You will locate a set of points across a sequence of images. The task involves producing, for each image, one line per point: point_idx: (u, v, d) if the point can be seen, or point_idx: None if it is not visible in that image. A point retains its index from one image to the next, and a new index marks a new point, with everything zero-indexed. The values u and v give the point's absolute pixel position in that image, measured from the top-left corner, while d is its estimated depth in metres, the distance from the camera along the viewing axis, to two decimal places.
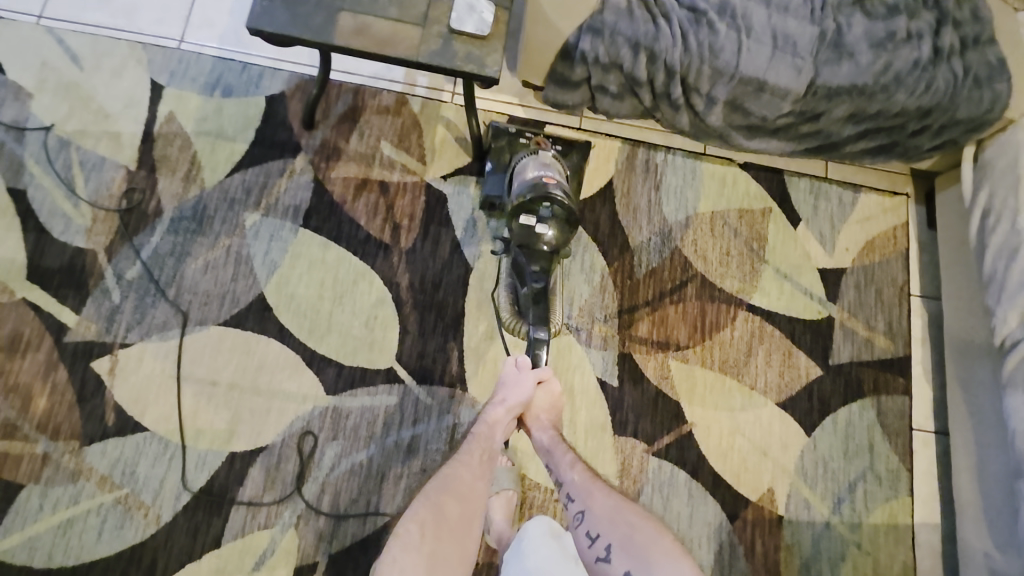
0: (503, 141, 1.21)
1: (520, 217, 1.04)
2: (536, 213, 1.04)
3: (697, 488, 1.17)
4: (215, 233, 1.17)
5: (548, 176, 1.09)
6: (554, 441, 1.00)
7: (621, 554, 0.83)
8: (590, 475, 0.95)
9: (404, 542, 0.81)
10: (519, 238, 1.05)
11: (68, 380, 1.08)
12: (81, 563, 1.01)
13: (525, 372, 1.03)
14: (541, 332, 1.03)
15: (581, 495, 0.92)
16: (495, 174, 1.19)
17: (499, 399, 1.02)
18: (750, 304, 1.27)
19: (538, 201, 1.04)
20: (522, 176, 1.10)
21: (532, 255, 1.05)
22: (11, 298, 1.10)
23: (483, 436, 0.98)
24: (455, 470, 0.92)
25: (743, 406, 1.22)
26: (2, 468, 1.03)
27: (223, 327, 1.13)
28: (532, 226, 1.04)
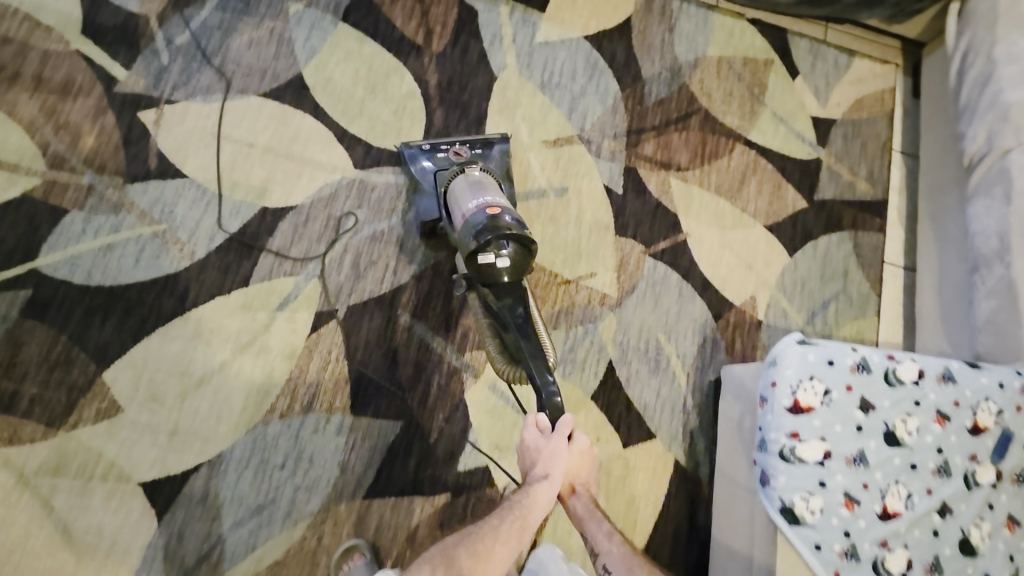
0: (421, 159, 1.14)
1: (477, 258, 0.90)
2: (494, 249, 0.90)
3: (688, 289, 1.27)
4: (260, 15, 1.25)
5: (492, 203, 0.95)
6: (589, 510, 1.04)
7: None
8: (630, 550, 0.99)
9: None
10: (480, 279, 0.93)
11: (115, 124, 1.15)
12: (119, 285, 1.09)
13: (556, 435, 0.98)
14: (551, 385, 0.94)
15: (618, 569, 0.98)
16: (427, 198, 1.10)
17: (539, 473, 0.99)
18: (747, 140, 1.38)
19: (492, 234, 0.90)
20: (463, 210, 0.97)
21: (501, 293, 0.95)
22: (65, 48, 1.17)
23: (523, 509, 0.96)
24: (483, 538, 0.93)
25: (734, 225, 1.32)
26: (50, 192, 1.10)
27: (263, 97, 1.21)
28: (492, 263, 0.90)
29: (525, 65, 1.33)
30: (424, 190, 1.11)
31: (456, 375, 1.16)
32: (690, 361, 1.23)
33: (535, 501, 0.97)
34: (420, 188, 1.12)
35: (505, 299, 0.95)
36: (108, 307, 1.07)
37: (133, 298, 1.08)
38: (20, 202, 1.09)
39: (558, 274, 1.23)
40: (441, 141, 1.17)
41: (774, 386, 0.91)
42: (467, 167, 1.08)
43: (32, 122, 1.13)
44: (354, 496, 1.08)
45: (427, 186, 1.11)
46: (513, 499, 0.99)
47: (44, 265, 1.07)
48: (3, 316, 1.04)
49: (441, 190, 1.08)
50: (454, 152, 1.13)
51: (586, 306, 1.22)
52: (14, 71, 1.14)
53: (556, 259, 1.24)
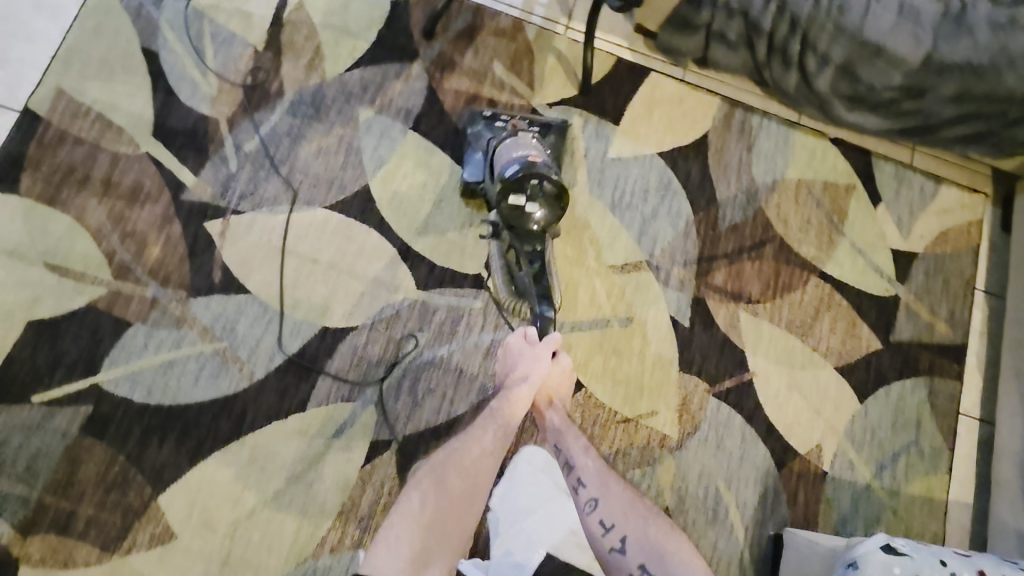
0: (479, 125, 1.21)
1: (509, 197, 0.99)
2: (525, 193, 0.99)
3: (752, 433, 1.22)
4: (331, 122, 1.22)
5: (533, 155, 1.04)
6: (565, 423, 1.12)
7: (635, 547, 1.01)
8: (603, 466, 1.09)
9: (405, 509, 0.99)
10: (507, 220, 1.01)
11: (181, 234, 1.14)
12: (177, 405, 1.08)
13: (542, 347, 1.12)
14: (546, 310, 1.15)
15: (594, 484, 1.07)
16: (477, 159, 1.18)
17: (518, 375, 1.10)
18: (821, 272, 1.32)
19: (528, 178, 0.99)
20: (506, 157, 1.05)
21: (524, 238, 1.04)
22: (136, 150, 1.16)
23: (502, 416, 1.08)
24: (463, 448, 1.05)
25: (803, 366, 1.27)
26: (114, 304, 1.09)
27: (329, 209, 1.19)
28: (522, 206, 0.99)
29: (596, 182, 1.28)
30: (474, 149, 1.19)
31: None
32: (750, 512, 1.19)
33: (514, 409, 1.08)
34: (475, 147, 1.20)
35: (527, 244, 1.06)
36: (165, 427, 1.06)
37: (190, 418, 1.07)
38: (85, 313, 1.08)
39: (618, 411, 1.19)
40: (501, 112, 1.24)
41: None
42: (521, 133, 1.12)
43: (100, 228, 1.12)
44: None
45: (479, 154, 1.18)
46: (493, 405, 1.10)
47: (105, 381, 1.07)
48: (63, 432, 1.04)
49: (490, 148, 1.13)
50: (511, 124, 1.18)
51: (645, 447, 1.19)
52: (86, 173, 1.14)
53: (617, 395, 1.20)
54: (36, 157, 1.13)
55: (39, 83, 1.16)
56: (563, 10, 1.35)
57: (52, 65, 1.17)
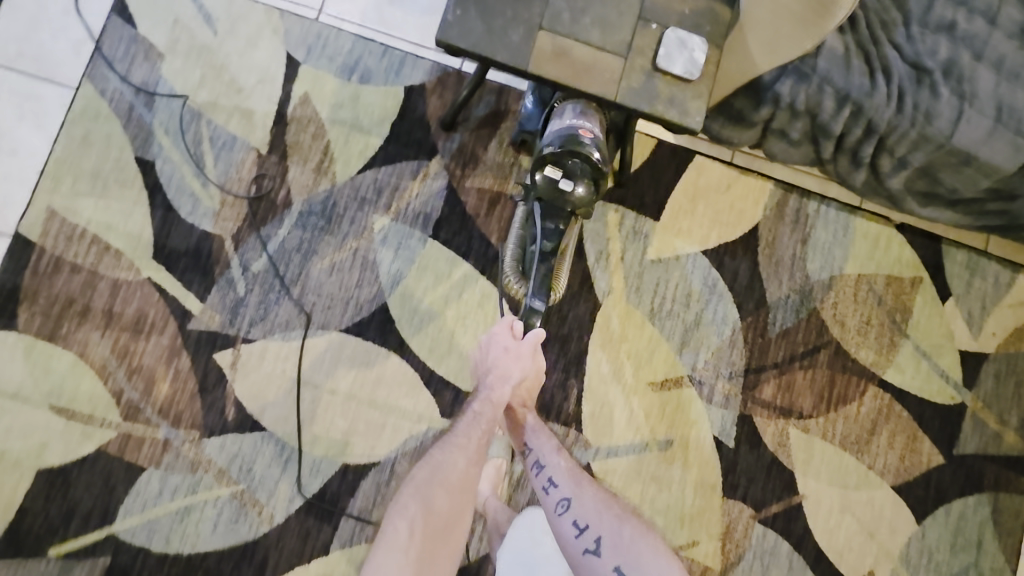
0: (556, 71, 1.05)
1: (544, 169, 0.92)
2: (564, 168, 0.91)
3: (799, 561, 1.15)
4: (343, 234, 1.12)
5: (585, 125, 0.93)
6: (539, 425, 1.02)
7: (611, 549, 0.86)
8: (574, 465, 0.97)
9: (390, 541, 0.81)
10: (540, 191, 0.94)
11: (190, 368, 1.07)
12: (196, 553, 1.03)
13: (524, 342, 0.99)
14: (535, 303, 0.94)
15: (566, 483, 0.93)
16: (530, 106, 1.07)
17: (499, 373, 0.97)
18: (881, 380, 1.20)
19: (569, 152, 0.91)
20: (557, 121, 0.96)
21: (550, 211, 0.95)
22: (137, 277, 1.07)
23: (481, 413, 0.95)
24: (446, 458, 0.89)
25: (857, 485, 1.18)
26: (125, 449, 1.04)
27: (344, 334, 1.10)
28: (556, 181, 0.92)
29: (634, 288, 1.17)
30: (533, 99, 1.06)
31: None
32: None
33: (496, 407, 0.96)
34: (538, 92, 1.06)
35: (550, 219, 0.95)
36: None
37: (211, 568, 1.03)
38: (96, 460, 1.03)
39: None
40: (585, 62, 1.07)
41: None
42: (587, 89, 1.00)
43: (104, 365, 1.05)
44: None
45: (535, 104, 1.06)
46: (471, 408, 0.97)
47: (122, 531, 1.03)
48: None
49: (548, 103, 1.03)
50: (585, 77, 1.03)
51: None
52: (85, 305, 1.06)
53: (656, 525, 1.13)
54: (32, 289, 1.05)
55: (28, 203, 1.07)
56: None
57: (40, 183, 1.08)
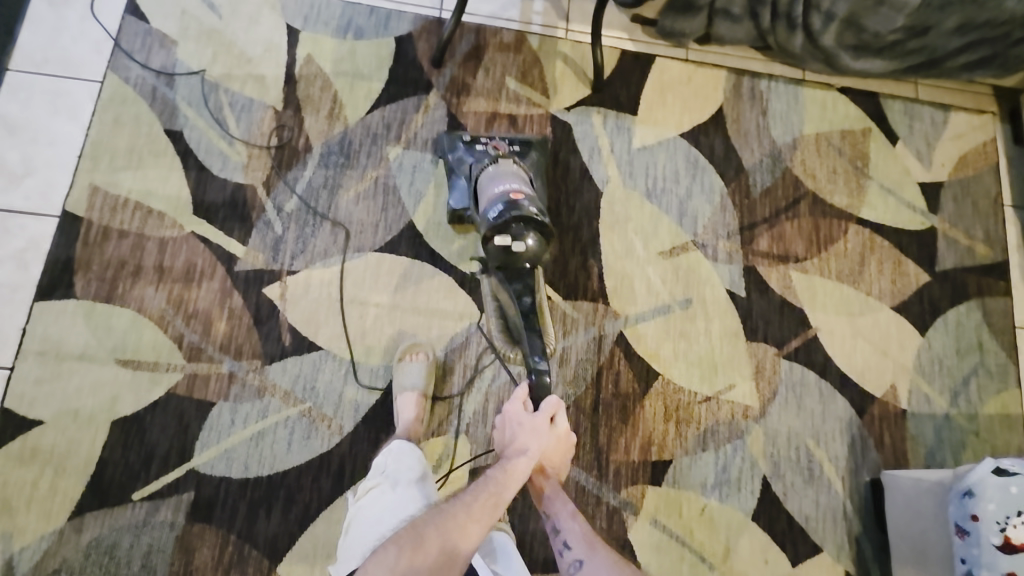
0: (459, 150, 1.19)
1: (495, 238, 1.01)
2: (512, 233, 1.01)
3: (827, 387, 1.25)
4: (362, 166, 1.23)
5: (515, 189, 1.04)
6: (558, 492, 1.06)
7: None
8: (590, 528, 1.01)
9: (379, 560, 0.82)
10: (497, 260, 1.04)
11: (243, 305, 1.15)
12: (276, 472, 1.08)
13: (541, 414, 1.06)
14: (540, 364, 1.07)
15: (580, 546, 0.99)
16: (460, 186, 1.17)
17: (518, 447, 1.02)
18: (859, 219, 1.35)
19: (515, 219, 1.01)
20: (488, 193, 1.06)
21: (512, 275, 1.06)
22: (181, 232, 1.16)
23: (496, 481, 0.95)
24: (457, 508, 0.89)
25: (861, 312, 1.30)
26: (193, 387, 1.10)
27: (380, 252, 1.20)
28: (508, 245, 1.01)
29: (627, 175, 1.31)
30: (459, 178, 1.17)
31: (617, 514, 1.14)
32: (843, 464, 1.22)
33: (511, 475, 0.97)
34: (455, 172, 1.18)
35: (515, 282, 1.07)
36: (271, 498, 1.07)
37: (292, 484, 1.08)
38: (167, 401, 1.09)
39: (697, 392, 1.21)
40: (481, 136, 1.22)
41: (977, 521, 0.90)
42: (502, 157, 1.13)
43: (163, 315, 1.12)
44: None
45: (463, 179, 1.16)
46: (488, 473, 0.97)
47: (201, 465, 1.07)
48: (170, 523, 1.04)
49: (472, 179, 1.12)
50: (493, 146, 1.17)
51: (730, 422, 1.21)
52: (137, 264, 1.14)
53: (693, 376, 1.22)
54: (85, 259, 1.13)
55: (71, 185, 1.16)
56: (560, 13, 1.38)
57: (79, 165, 1.17)
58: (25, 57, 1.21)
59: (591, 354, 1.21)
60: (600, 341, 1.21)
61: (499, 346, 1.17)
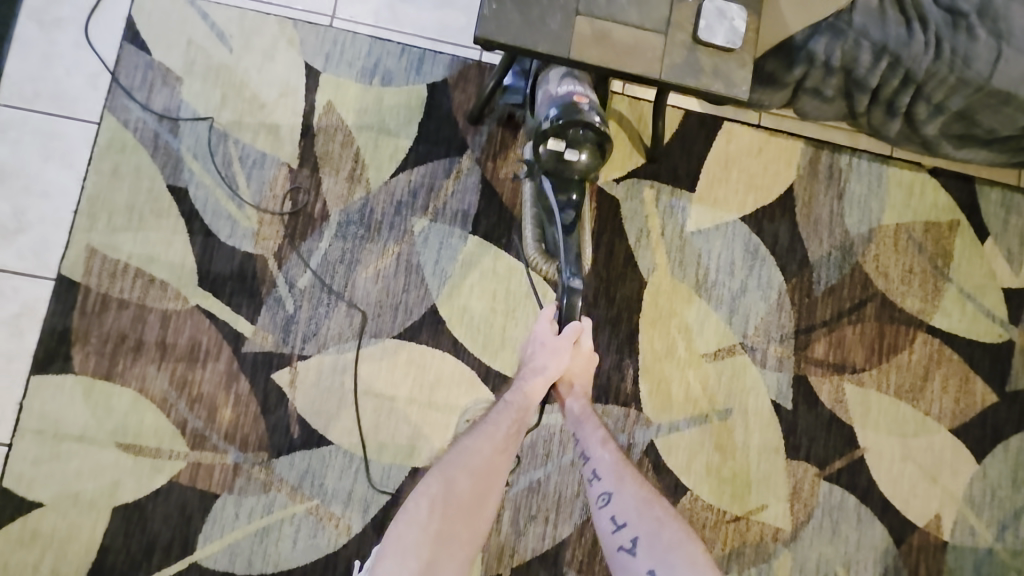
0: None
1: (548, 142, 0.92)
2: (567, 139, 0.92)
3: (867, 512, 1.16)
4: (384, 240, 1.11)
5: (578, 93, 0.95)
6: (586, 412, 1.01)
7: (646, 550, 0.87)
8: (622, 459, 0.96)
9: (410, 516, 0.81)
10: (547, 165, 0.95)
11: (250, 391, 1.07)
12: (280, 571, 1.04)
13: (563, 336, 0.96)
14: (574, 281, 0.93)
15: (609, 478, 0.94)
16: (519, 84, 1.09)
17: (536, 367, 0.97)
18: (929, 327, 1.21)
19: (569, 124, 0.91)
20: (548, 93, 0.96)
21: (561, 184, 0.95)
22: (184, 305, 1.07)
23: (519, 406, 0.94)
24: (479, 444, 0.89)
25: (916, 433, 1.19)
26: (196, 476, 1.04)
27: (398, 339, 1.10)
28: (562, 152, 0.92)
29: (677, 263, 1.17)
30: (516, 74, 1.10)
31: None
32: None
33: (531, 398, 0.95)
34: (518, 67, 1.10)
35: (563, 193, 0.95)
36: None
37: None
38: (169, 490, 1.03)
39: (727, 510, 1.14)
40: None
41: None
42: None
43: (165, 397, 1.05)
44: None
45: (521, 80, 1.09)
46: (508, 397, 0.96)
47: (203, 559, 1.03)
48: None
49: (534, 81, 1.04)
50: None
51: (758, 543, 1.13)
52: (138, 339, 1.06)
53: (725, 493, 1.14)
54: (83, 330, 1.05)
55: (66, 243, 1.06)
56: None
57: (75, 221, 1.07)
58: (14, 90, 1.08)
59: None
60: (628, 450, 1.13)
61: (533, 259, 1.06)
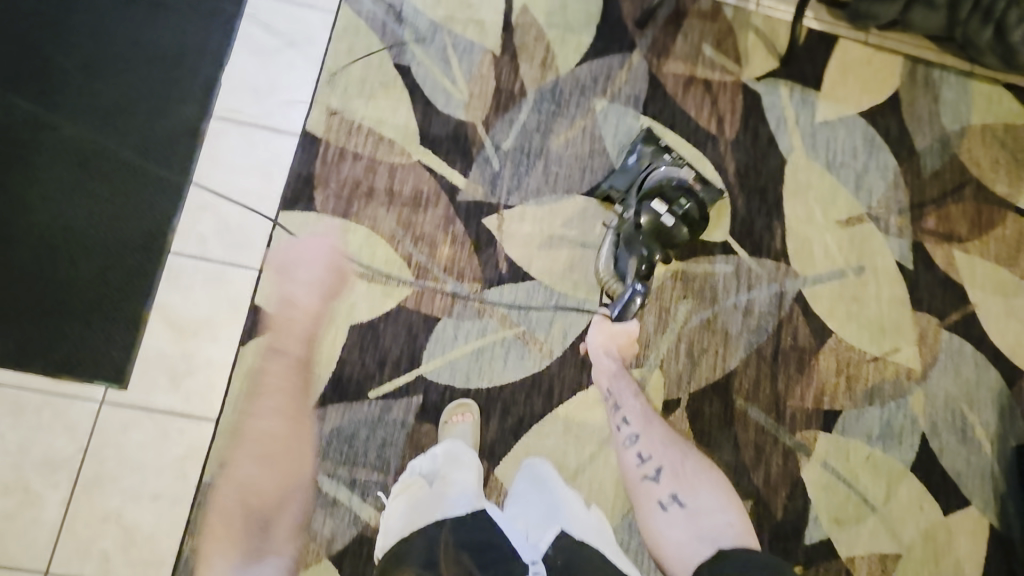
0: (650, 146, 1.25)
1: (653, 201, 1.16)
2: (670, 203, 1.16)
3: (982, 358, 1.34)
4: (572, 115, 1.31)
5: (689, 181, 1.21)
6: (618, 373, 1.16)
7: (669, 477, 1.04)
8: (647, 407, 1.13)
9: None
10: (642, 218, 1.16)
11: (465, 232, 1.22)
12: (495, 386, 1.17)
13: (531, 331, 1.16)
14: (637, 287, 1.13)
15: (637, 422, 1.11)
16: (629, 165, 1.25)
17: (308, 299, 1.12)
18: (1018, 207, 1.43)
19: (676, 196, 1.17)
20: (658, 171, 1.21)
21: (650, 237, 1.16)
22: (409, 160, 1.24)
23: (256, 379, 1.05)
24: None
25: (1016, 293, 1.39)
26: (421, 302, 1.18)
27: (586, 196, 1.28)
28: (660, 212, 1.15)
29: (810, 146, 1.38)
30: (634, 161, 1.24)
31: (792, 454, 1.24)
32: (992, 428, 1.31)
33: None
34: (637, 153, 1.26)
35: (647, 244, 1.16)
36: (490, 408, 1.16)
37: (508, 398, 1.17)
38: (398, 313, 1.17)
39: (867, 351, 1.30)
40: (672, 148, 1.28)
41: None
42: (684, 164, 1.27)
43: (393, 234, 1.20)
44: None
45: (635, 164, 1.24)
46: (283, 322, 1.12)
47: (429, 372, 1.16)
48: (401, 423, 1.13)
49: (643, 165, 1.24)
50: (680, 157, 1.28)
51: (896, 381, 1.30)
52: (370, 186, 1.21)
53: (864, 336, 1.31)
54: (324, 175, 1.20)
55: (309, 105, 1.23)
56: None
57: (317, 88, 1.24)
58: None
59: (773, 308, 1.29)
60: (780, 297, 1.30)
61: (602, 275, 1.21)
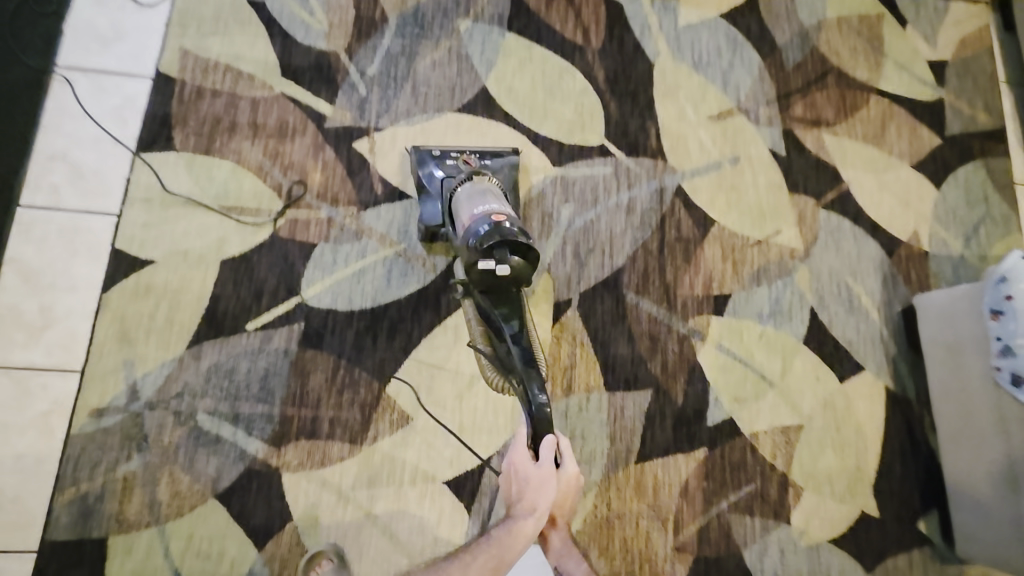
0: (428, 165, 1.16)
1: (480, 262, 0.93)
2: (496, 256, 0.93)
3: (860, 232, 1.39)
4: (436, 37, 1.31)
5: (497, 211, 0.97)
6: (568, 546, 1.04)
7: None
8: None
9: None
10: (480, 283, 0.95)
11: (335, 157, 1.21)
12: (379, 305, 1.15)
13: (544, 464, 0.91)
14: (541, 397, 0.90)
15: None
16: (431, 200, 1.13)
17: (528, 506, 0.93)
18: (879, 91, 1.50)
19: (498, 241, 0.93)
20: (470, 214, 0.99)
21: (499, 297, 0.97)
22: (271, 93, 1.21)
23: (500, 541, 0.92)
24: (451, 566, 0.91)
25: (886, 168, 1.44)
26: (295, 230, 1.16)
27: (458, 112, 1.28)
28: (493, 269, 0.93)
29: (676, 49, 1.42)
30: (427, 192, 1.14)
31: (687, 340, 1.25)
32: (878, 296, 1.36)
33: (518, 537, 0.92)
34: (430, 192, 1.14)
35: (503, 305, 0.98)
36: (375, 328, 1.14)
37: (394, 316, 1.15)
38: (272, 243, 1.14)
39: (749, 236, 1.33)
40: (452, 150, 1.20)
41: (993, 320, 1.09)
42: (477, 175, 1.09)
43: (261, 166, 1.18)
44: (627, 463, 1.18)
45: (434, 192, 1.13)
46: (496, 531, 0.94)
47: (309, 298, 1.13)
48: (284, 351, 1.10)
49: (446, 198, 1.10)
50: (463, 160, 1.16)
51: (780, 262, 1.33)
52: (232, 121, 1.19)
53: (745, 223, 1.34)
54: (181, 115, 1.17)
55: (160, 48, 1.20)
56: None
57: (168, 30, 1.21)
58: None
59: (654, 203, 1.31)
60: (661, 193, 1.32)
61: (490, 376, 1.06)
